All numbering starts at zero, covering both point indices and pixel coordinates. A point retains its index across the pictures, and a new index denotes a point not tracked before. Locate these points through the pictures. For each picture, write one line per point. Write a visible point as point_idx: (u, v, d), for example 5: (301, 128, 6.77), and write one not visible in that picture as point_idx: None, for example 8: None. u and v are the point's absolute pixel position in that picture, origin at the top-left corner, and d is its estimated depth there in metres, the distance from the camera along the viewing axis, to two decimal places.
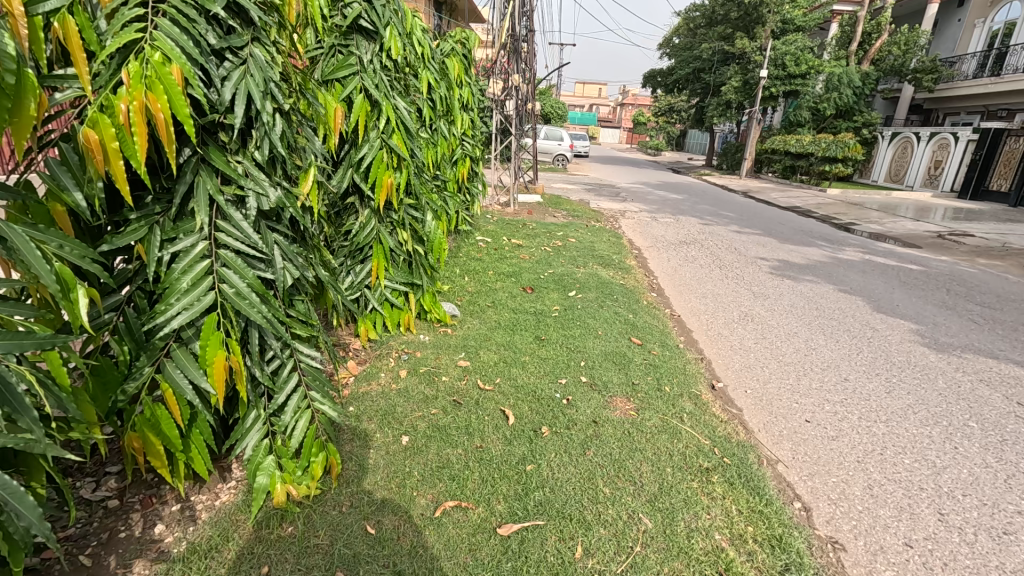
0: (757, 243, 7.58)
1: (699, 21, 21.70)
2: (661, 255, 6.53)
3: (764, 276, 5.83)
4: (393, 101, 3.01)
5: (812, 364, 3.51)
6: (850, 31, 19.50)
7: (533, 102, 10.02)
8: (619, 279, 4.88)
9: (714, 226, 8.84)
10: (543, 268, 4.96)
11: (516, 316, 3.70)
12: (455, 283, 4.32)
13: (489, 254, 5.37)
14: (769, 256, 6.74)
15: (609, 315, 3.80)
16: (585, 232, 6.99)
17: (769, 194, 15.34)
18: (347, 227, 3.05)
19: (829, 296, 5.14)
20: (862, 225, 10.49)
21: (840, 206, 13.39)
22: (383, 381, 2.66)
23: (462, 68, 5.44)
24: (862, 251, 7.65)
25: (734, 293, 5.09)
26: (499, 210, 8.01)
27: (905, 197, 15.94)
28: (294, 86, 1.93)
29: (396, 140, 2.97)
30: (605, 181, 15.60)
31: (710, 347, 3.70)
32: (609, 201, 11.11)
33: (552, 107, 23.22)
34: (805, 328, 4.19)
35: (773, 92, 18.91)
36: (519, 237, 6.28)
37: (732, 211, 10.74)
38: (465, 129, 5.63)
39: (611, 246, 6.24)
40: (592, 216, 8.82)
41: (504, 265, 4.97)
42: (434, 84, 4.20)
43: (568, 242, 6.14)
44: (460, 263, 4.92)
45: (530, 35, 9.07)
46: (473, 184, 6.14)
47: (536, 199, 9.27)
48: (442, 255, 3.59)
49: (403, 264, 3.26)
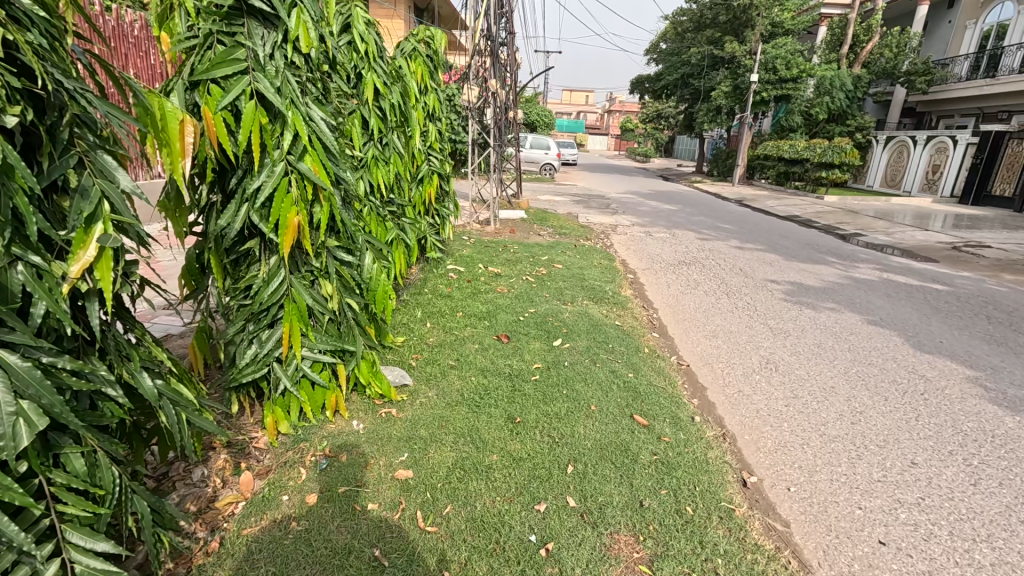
0: (765, 261, 6.83)
1: (686, 26, 21.20)
2: (661, 281, 5.75)
3: (778, 305, 5.06)
4: (306, 111, 2.22)
5: (866, 440, 2.73)
6: (840, 34, 19.06)
7: (515, 110, 9.29)
8: (614, 318, 4.11)
9: (713, 241, 8.12)
10: (523, 306, 4.15)
11: (484, 382, 2.89)
12: (414, 332, 3.51)
13: (460, 288, 4.55)
14: (779, 279, 5.99)
15: (603, 378, 2.99)
16: (573, 254, 6.20)
17: (766, 202, 14.72)
18: (246, 280, 2.26)
19: (859, 330, 4.37)
20: (868, 235, 9.85)
21: (840, 214, 12.79)
22: (280, 515, 1.84)
23: (426, 71, 4.68)
24: (878, 267, 6.94)
25: (749, 331, 4.31)
26: (479, 230, 7.21)
27: (904, 202, 15.42)
28: (63, 87, 1.13)
29: (310, 164, 2.19)
30: (594, 192, 14.87)
31: (733, 416, 2.94)
32: (599, 215, 10.36)
33: (539, 115, 22.53)
34: (844, 380, 3.42)
35: (764, 97, 18.28)
36: (497, 264, 5.46)
37: (730, 223, 10.07)
38: (431, 142, 4.86)
39: (603, 273, 5.43)
40: (581, 233, 8.04)
41: (476, 305, 4.14)
42: (383, 89, 3.43)
43: (553, 269, 5.33)
44: (423, 302, 4.12)
45: (509, 38, 8.37)
46: (444, 205, 5.37)
47: (520, 216, 8.48)
48: (389, 308, 2.81)
49: (329, 325, 2.47)
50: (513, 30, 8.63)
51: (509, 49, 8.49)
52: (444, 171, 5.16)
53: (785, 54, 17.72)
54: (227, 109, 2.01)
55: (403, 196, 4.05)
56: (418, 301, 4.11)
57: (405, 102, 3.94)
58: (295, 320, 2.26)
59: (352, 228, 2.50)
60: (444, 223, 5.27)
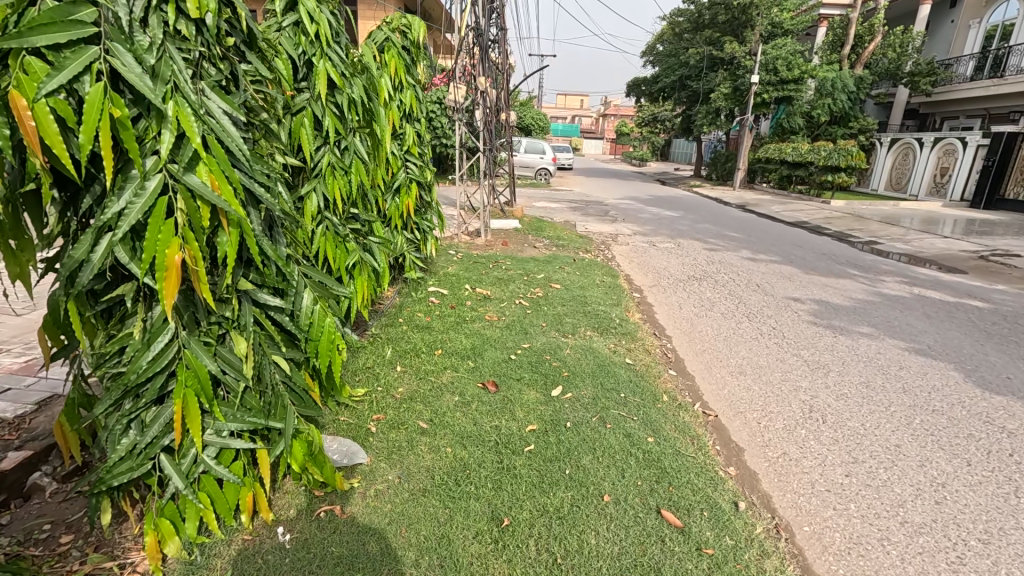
0: (782, 276, 6.20)
1: (683, 27, 20.66)
2: (670, 301, 5.11)
3: (809, 329, 4.41)
4: (204, 103, 1.56)
5: (963, 532, 2.10)
6: (841, 34, 18.60)
7: (507, 111, 8.66)
8: (623, 354, 3.45)
9: (722, 252, 7.51)
10: (515, 340, 3.49)
11: (464, 457, 2.23)
12: (382, 380, 2.85)
13: (442, 316, 3.88)
14: (802, 296, 5.35)
15: (616, 447, 2.34)
16: (573, 270, 5.55)
17: (770, 207, 14.15)
18: (118, 340, 1.59)
19: (909, 364, 3.73)
20: (884, 243, 9.29)
21: (848, 219, 12.24)
22: None
23: (402, 65, 4.03)
24: (906, 281, 6.33)
25: (781, 365, 3.66)
26: (468, 243, 6.54)
27: (912, 206, 14.89)
28: None
29: (206, 177, 1.53)
30: (591, 197, 14.24)
31: (783, 494, 2.29)
32: (598, 223, 9.72)
33: (534, 118, 21.92)
34: (911, 437, 2.78)
35: (765, 99, 17.72)
36: (485, 284, 4.79)
37: (738, 231, 9.48)
38: (408, 144, 4.21)
39: (605, 294, 4.78)
40: (579, 244, 7.39)
41: (458, 339, 3.48)
42: (340, 81, 2.79)
43: (550, 290, 4.68)
44: (397, 335, 3.46)
45: (499, 34, 7.76)
46: (428, 216, 4.72)
47: (514, 225, 7.82)
48: (341, 365, 2.15)
49: (246, 396, 1.80)
50: (504, 26, 8.03)
51: (500, 46, 7.85)
52: (427, 178, 4.51)
53: (786, 54, 17.22)
54: (65, 96, 1.34)
55: (372, 210, 3.40)
56: (390, 335, 3.44)
57: (375, 97, 3.30)
58: (189, 397, 1.60)
59: (279, 262, 1.84)
60: (427, 239, 4.59)
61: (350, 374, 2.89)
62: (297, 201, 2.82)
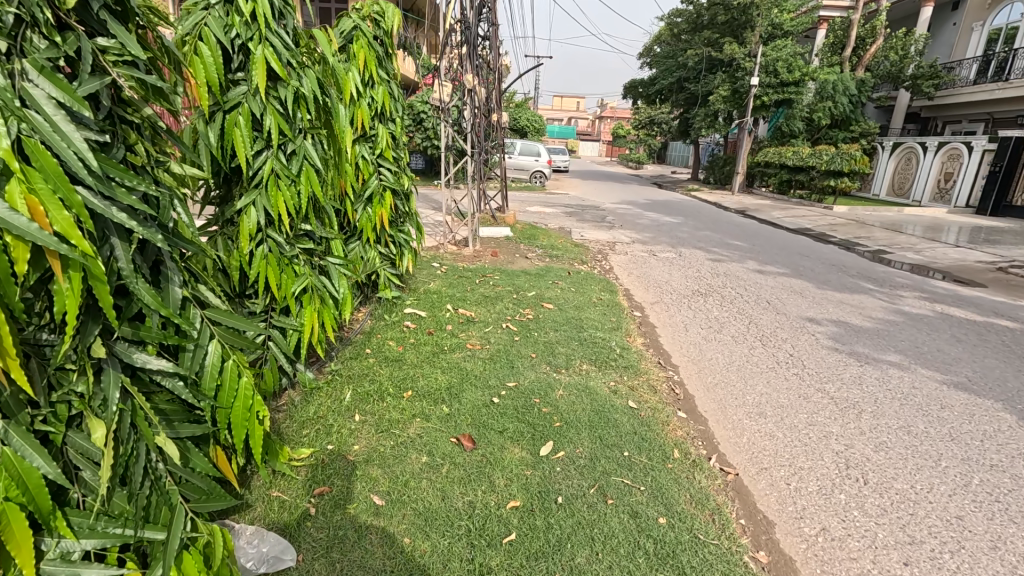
0: (793, 292, 5.74)
1: (682, 27, 20.24)
2: (674, 322, 4.63)
3: (830, 357, 3.94)
4: (24, 89, 1.06)
5: None
6: (842, 36, 18.23)
7: (499, 112, 8.18)
8: (626, 394, 2.96)
9: (727, 263, 7.06)
10: (499, 376, 2.99)
11: (425, 553, 1.74)
12: (333, 436, 2.35)
13: (416, 345, 3.37)
14: (817, 316, 4.89)
15: (620, 535, 1.85)
16: (568, 286, 5.06)
17: (771, 213, 13.74)
18: None
19: (951, 402, 3.26)
20: (893, 252, 8.87)
21: (853, 226, 11.84)
22: None
23: (374, 57, 3.55)
24: (926, 297, 5.88)
25: (805, 404, 3.19)
26: (454, 254, 6.05)
27: (916, 212, 14.51)
28: None
29: (19, 200, 1.01)
30: (587, 202, 13.77)
31: None
32: (594, 230, 9.25)
33: (530, 120, 21.46)
34: (972, 505, 2.31)
35: (764, 101, 17.33)
36: (469, 303, 4.29)
37: (742, 239, 9.02)
38: (380, 148, 3.72)
39: (603, 314, 4.28)
40: (574, 254, 6.92)
41: (434, 377, 2.96)
42: (284, 72, 2.30)
43: (542, 310, 4.18)
44: (360, 371, 2.95)
45: (490, 29, 7.29)
46: (407, 229, 4.24)
47: (505, 233, 7.34)
48: (263, 438, 1.65)
49: (111, 500, 1.27)
50: (496, 21, 7.56)
51: (491, 42, 7.37)
52: (405, 186, 4.04)
53: (787, 56, 16.83)
54: None
55: (333, 225, 2.91)
56: (352, 370, 2.95)
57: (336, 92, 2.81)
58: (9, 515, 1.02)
59: (162, 311, 1.34)
60: (404, 255, 4.12)
61: (295, 427, 2.39)
62: (233, 215, 2.38)
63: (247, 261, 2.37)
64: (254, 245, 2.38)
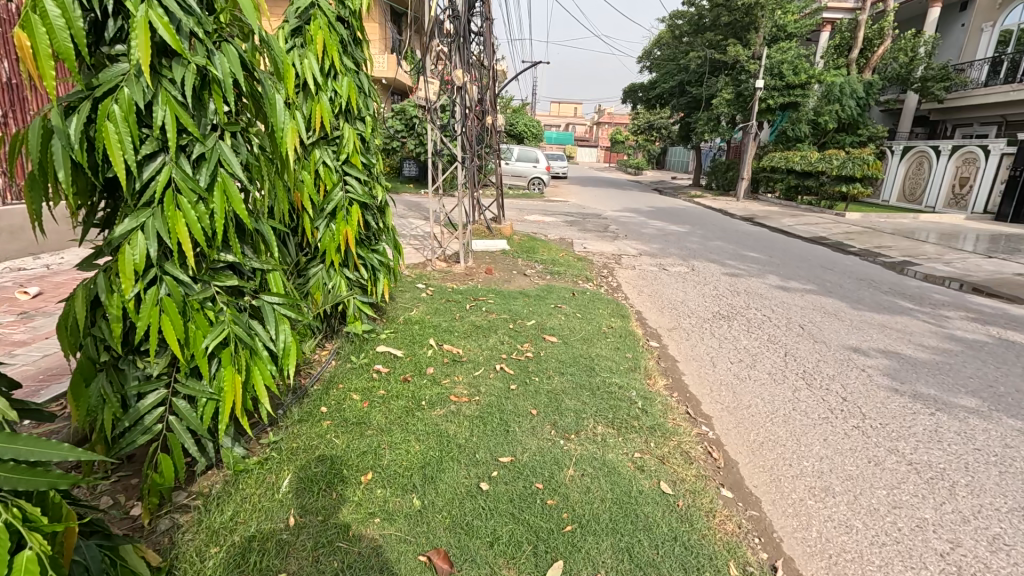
0: (827, 314, 5.08)
1: (683, 29, 19.65)
2: (699, 355, 3.95)
3: (890, 400, 3.27)
4: None
5: None
6: (849, 37, 17.65)
7: (494, 114, 7.53)
8: (654, 469, 2.27)
9: (746, 278, 6.41)
10: (489, 447, 2.30)
11: None
12: (254, 557, 1.66)
13: (387, 400, 2.68)
14: (861, 345, 4.22)
15: None
16: (574, 311, 4.39)
17: (781, 220, 13.12)
18: None
19: None
20: (920, 263, 8.24)
21: (870, 234, 11.22)
22: None
23: (335, 41, 2.86)
24: (975, 318, 5.23)
25: (879, 474, 2.51)
26: (443, 272, 5.39)
27: (932, 218, 13.91)
28: None
29: None
30: (588, 210, 13.12)
31: None
32: (597, 241, 8.61)
33: (528, 125, 20.86)
34: None
35: (770, 105, 16.79)
36: (457, 336, 3.60)
37: (757, 251, 8.38)
38: (344, 153, 3.05)
39: (614, 347, 3.60)
40: (578, 269, 6.27)
41: (404, 450, 2.27)
42: (181, 46, 1.63)
43: (544, 344, 3.50)
44: (308, 441, 2.27)
45: (484, 24, 6.66)
46: (383, 248, 3.56)
47: (501, 246, 6.69)
48: None
49: None
50: (489, 15, 6.92)
51: (485, 39, 6.75)
52: (379, 198, 3.36)
53: (792, 58, 16.20)
54: None
55: (271, 252, 2.22)
56: (298, 442, 2.25)
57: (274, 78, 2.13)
58: None
59: None
60: (380, 280, 3.44)
61: (199, 542, 1.70)
62: (117, 244, 1.71)
63: (132, 308, 1.70)
64: (142, 288, 1.71)
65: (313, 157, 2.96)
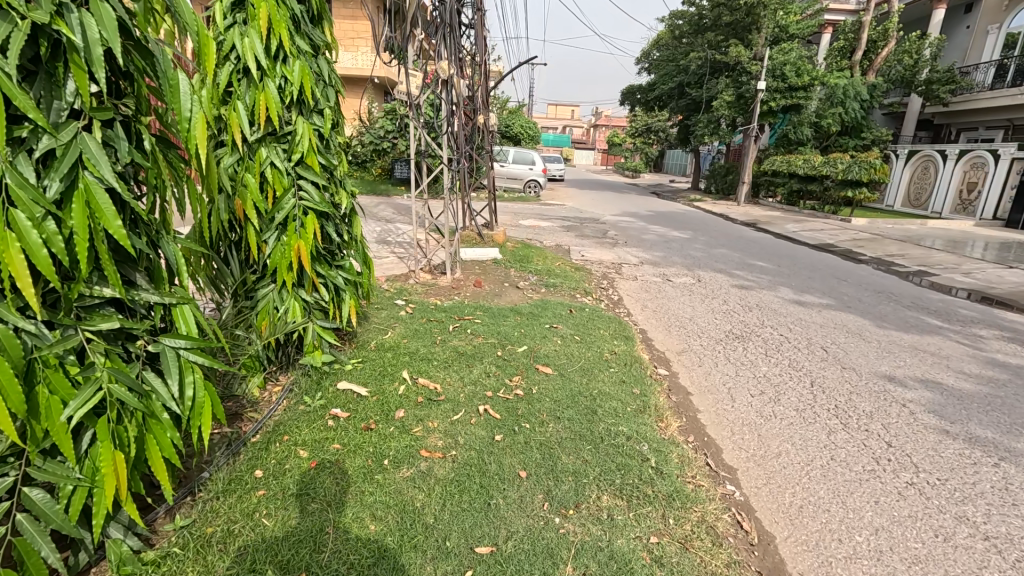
0: (850, 334, 4.60)
1: (683, 29, 19.15)
2: (714, 386, 3.46)
3: (944, 446, 2.78)
4: None
5: None
6: (852, 39, 17.22)
7: (486, 112, 7.04)
8: (676, 558, 1.77)
9: (757, 291, 5.94)
10: (465, 530, 1.80)
11: None
12: None
13: (341, 458, 2.16)
14: (897, 373, 3.74)
15: None
16: (572, 333, 3.88)
17: (785, 225, 12.68)
18: None
19: None
20: (937, 274, 7.80)
21: (879, 240, 10.79)
22: None
23: (283, 18, 2.36)
24: (1011, 337, 4.78)
25: (953, 556, 2.02)
26: (427, 285, 4.86)
27: (940, 224, 13.50)
28: None
29: None
30: (586, 214, 12.64)
31: None
32: (596, 249, 8.13)
33: (524, 126, 20.37)
34: None
35: (772, 107, 16.34)
36: (434, 367, 3.09)
37: (764, 260, 7.91)
38: (297, 152, 2.55)
39: (618, 380, 3.10)
40: (575, 281, 5.78)
41: (353, 534, 1.76)
42: None
43: (536, 377, 2.99)
44: (227, 524, 1.75)
45: (474, 16, 6.17)
46: (352, 264, 3.05)
47: (493, 255, 6.18)
48: None
49: None
50: (480, 5, 6.43)
51: (476, 31, 6.26)
52: (344, 206, 2.85)
53: (795, 60, 15.94)
54: None
55: (180, 279, 1.71)
56: (216, 528, 1.74)
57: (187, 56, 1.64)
58: None
59: None
60: (345, 301, 2.93)
61: None
62: None
63: None
64: None
65: (259, 158, 2.49)
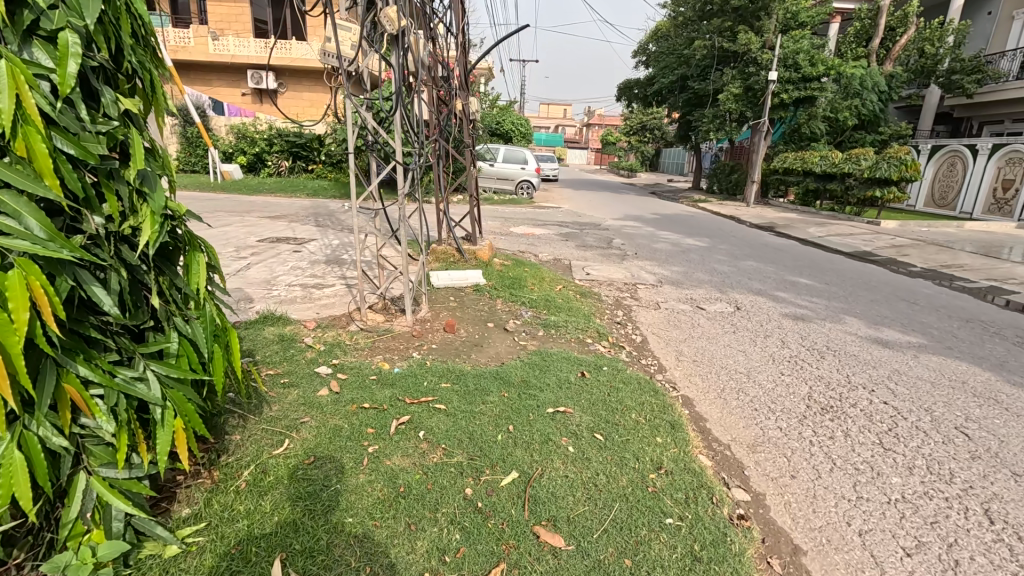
0: (983, 400, 3.21)
1: (686, 18, 17.69)
2: (837, 532, 2.05)
3: None
4: None
5: None
6: (869, 25, 16.04)
7: (469, 99, 5.62)
8: None
9: (819, 327, 4.55)
10: None
11: None
12: None
13: None
14: None
15: None
16: (590, 427, 2.43)
17: (807, 229, 11.37)
18: None
19: None
20: (1012, 290, 6.50)
21: (919, 247, 9.51)
22: None
23: None
24: None
25: None
26: (374, 332, 3.41)
27: (975, 225, 12.23)
28: None
29: None
30: (585, 218, 11.26)
31: None
32: (602, 263, 6.74)
33: (515, 123, 18.98)
34: None
35: (784, 99, 14.98)
36: (343, 542, 1.65)
37: (807, 276, 6.54)
38: None
39: (686, 557, 1.67)
40: (583, 314, 4.37)
41: None
42: None
43: (537, 569, 1.56)
44: None
45: None
46: (187, 345, 1.62)
47: (474, 280, 4.75)
48: None
49: None
50: None
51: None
52: (144, 240, 1.40)
53: (807, 48, 14.66)
54: None
55: None
56: None
57: None
58: None
59: None
60: (160, 424, 1.50)
61: None
62: None
63: None
64: None
65: None
